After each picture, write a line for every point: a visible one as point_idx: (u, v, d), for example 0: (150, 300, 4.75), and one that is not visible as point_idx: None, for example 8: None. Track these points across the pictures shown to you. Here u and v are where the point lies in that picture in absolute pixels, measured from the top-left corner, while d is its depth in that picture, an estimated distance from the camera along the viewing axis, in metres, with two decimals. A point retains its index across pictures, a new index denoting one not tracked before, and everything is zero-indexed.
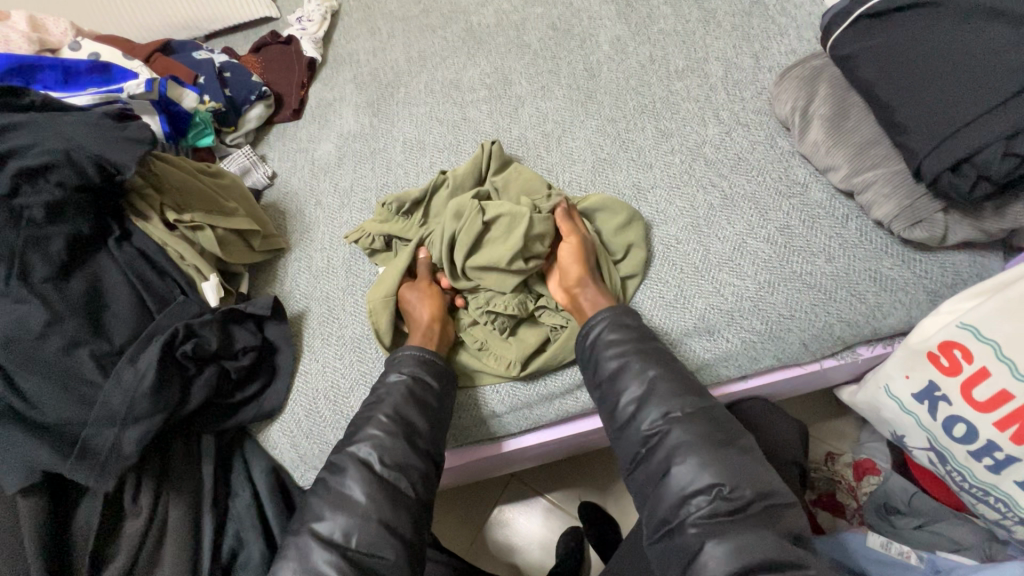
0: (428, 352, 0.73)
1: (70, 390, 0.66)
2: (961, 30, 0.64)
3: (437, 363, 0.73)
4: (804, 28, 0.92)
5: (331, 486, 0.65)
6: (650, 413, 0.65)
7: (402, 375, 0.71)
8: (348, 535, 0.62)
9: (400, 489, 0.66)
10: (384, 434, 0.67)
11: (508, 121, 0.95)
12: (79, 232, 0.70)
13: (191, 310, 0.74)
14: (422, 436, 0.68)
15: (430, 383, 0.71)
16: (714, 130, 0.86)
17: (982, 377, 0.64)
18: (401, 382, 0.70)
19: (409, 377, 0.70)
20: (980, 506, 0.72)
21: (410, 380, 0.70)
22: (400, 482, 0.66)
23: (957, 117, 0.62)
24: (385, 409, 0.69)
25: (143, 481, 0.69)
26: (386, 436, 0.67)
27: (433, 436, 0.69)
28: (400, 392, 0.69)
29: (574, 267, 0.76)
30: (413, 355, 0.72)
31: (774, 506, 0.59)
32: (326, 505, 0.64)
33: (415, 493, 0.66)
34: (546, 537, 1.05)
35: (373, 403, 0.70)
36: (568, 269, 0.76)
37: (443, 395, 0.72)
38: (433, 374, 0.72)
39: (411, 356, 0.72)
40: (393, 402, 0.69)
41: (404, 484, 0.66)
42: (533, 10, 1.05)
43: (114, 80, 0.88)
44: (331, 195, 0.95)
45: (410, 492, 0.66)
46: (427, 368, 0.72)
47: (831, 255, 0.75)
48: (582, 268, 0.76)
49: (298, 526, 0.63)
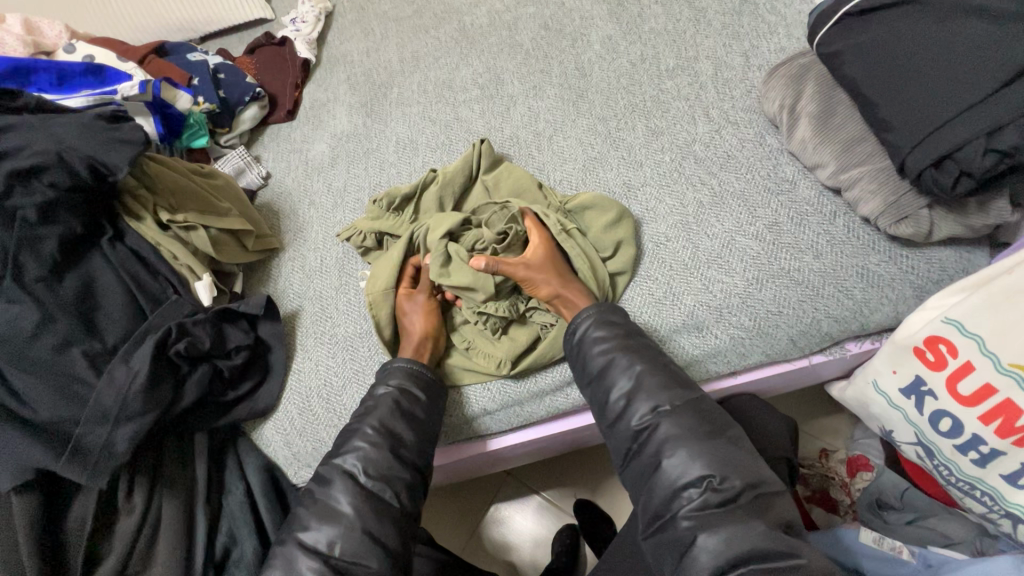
0: (418, 364, 0.73)
1: (63, 389, 0.66)
2: (944, 27, 0.64)
3: (425, 375, 0.73)
4: (794, 26, 0.92)
5: (316, 499, 0.66)
6: (639, 407, 0.66)
7: (390, 388, 0.71)
8: (331, 545, 0.62)
9: (381, 485, 0.66)
10: (367, 447, 0.67)
11: (500, 121, 0.95)
12: (72, 232, 0.71)
13: (185, 309, 0.74)
14: (404, 434, 0.69)
15: (416, 396, 0.72)
16: (704, 129, 0.87)
17: (966, 371, 0.64)
18: (388, 394, 0.71)
19: (397, 390, 0.71)
20: (968, 500, 0.73)
21: (396, 394, 0.70)
22: (382, 480, 0.66)
23: (939, 114, 0.62)
24: (370, 422, 0.69)
25: (136, 479, 0.70)
26: (370, 450, 0.67)
27: (414, 434, 0.70)
28: (387, 405, 0.70)
29: (544, 284, 0.75)
30: (403, 367, 0.73)
31: (763, 494, 0.60)
32: (313, 516, 0.64)
33: (398, 490, 0.67)
34: (542, 535, 1.06)
35: (361, 414, 0.70)
36: (536, 286, 0.75)
37: (429, 407, 0.72)
38: (420, 387, 0.72)
39: (399, 368, 0.73)
40: (381, 414, 0.69)
41: (386, 482, 0.66)
42: (526, 10, 1.05)
43: (107, 82, 0.89)
44: (325, 195, 0.95)
45: (393, 502, 0.66)
46: (415, 380, 0.72)
47: (819, 252, 0.75)
48: (550, 282, 0.75)
49: (287, 535, 0.64)
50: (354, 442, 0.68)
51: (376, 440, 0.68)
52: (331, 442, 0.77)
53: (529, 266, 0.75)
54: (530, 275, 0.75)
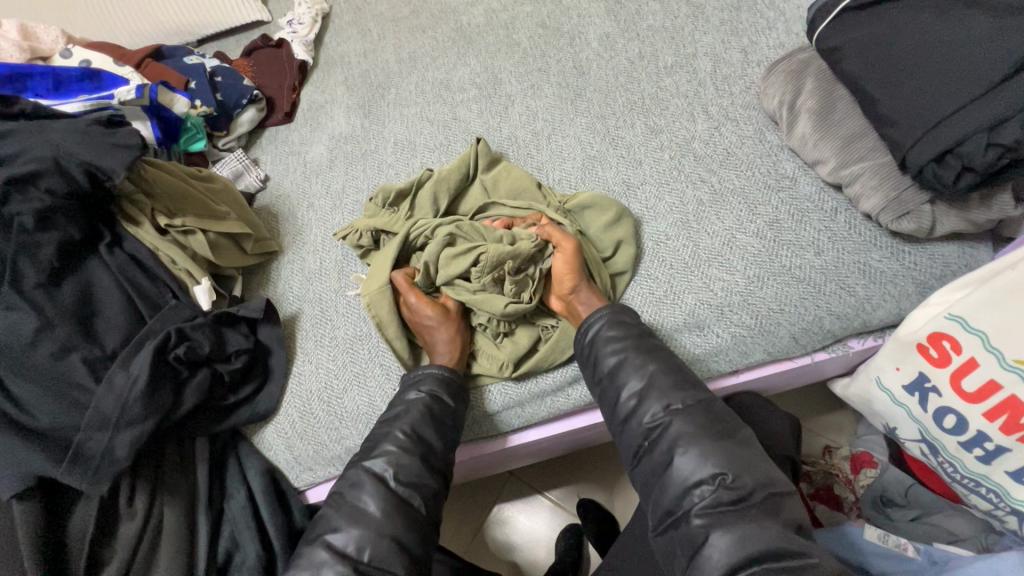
0: (448, 371, 0.73)
1: (62, 395, 0.66)
2: (942, 22, 0.64)
3: (456, 382, 0.73)
4: (792, 21, 0.92)
5: (345, 500, 0.66)
6: (651, 406, 0.66)
7: (421, 394, 0.71)
8: (361, 549, 0.62)
9: (411, 492, 0.66)
10: (400, 450, 0.67)
11: (498, 121, 0.95)
12: (69, 238, 0.71)
13: (184, 314, 0.74)
14: (433, 441, 0.69)
15: (445, 401, 0.71)
16: (703, 126, 0.86)
17: (971, 367, 0.63)
18: (420, 400, 0.70)
19: (429, 396, 0.70)
20: (973, 496, 0.72)
21: (427, 398, 0.70)
22: (412, 484, 0.66)
23: (939, 108, 0.62)
24: (402, 426, 0.69)
25: (138, 484, 0.69)
26: (401, 453, 0.67)
27: (441, 437, 0.69)
28: (418, 410, 0.69)
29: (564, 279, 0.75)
30: (435, 374, 0.72)
31: (775, 495, 0.59)
32: (343, 517, 0.64)
33: (425, 497, 0.67)
34: (548, 536, 1.06)
35: (391, 419, 0.70)
36: (561, 279, 0.75)
37: (457, 412, 0.72)
38: (451, 394, 0.72)
39: (433, 375, 0.72)
40: (411, 419, 0.69)
41: (415, 489, 0.66)
42: (522, 9, 1.05)
43: (105, 87, 0.89)
44: (323, 197, 0.95)
45: (421, 509, 0.66)
46: (447, 387, 0.72)
47: (821, 248, 0.75)
48: (574, 276, 0.75)
49: (316, 535, 0.64)
50: (386, 444, 0.68)
51: (393, 444, 0.68)
52: (332, 446, 0.77)
53: (572, 248, 0.75)
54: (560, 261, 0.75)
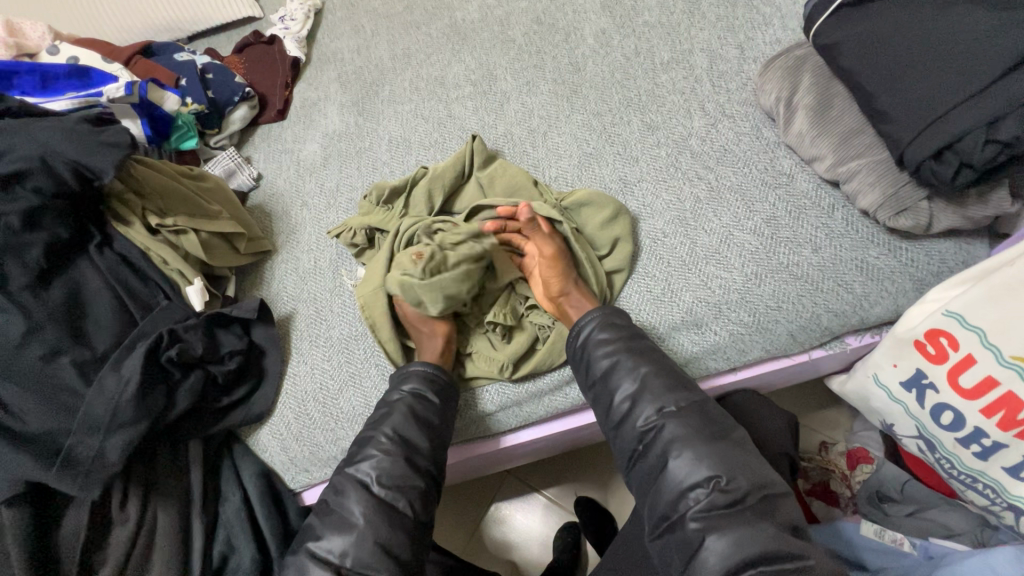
0: (433, 368, 0.72)
1: (52, 399, 0.65)
2: (939, 18, 0.64)
3: (443, 381, 0.72)
4: (788, 17, 0.91)
5: (343, 504, 0.65)
6: (645, 409, 0.65)
7: (404, 393, 0.70)
8: (361, 552, 0.62)
9: (411, 497, 0.66)
10: (401, 455, 0.66)
11: (494, 118, 0.94)
12: (58, 239, 0.70)
13: (176, 315, 0.73)
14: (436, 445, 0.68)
15: (431, 400, 0.70)
16: (700, 123, 0.86)
17: (967, 364, 0.64)
18: (403, 400, 0.70)
19: (411, 395, 0.70)
20: (970, 492, 0.72)
21: (422, 402, 0.69)
22: (411, 490, 0.66)
23: (936, 106, 0.62)
24: (404, 431, 0.68)
25: (131, 488, 0.68)
26: (405, 457, 0.66)
27: (434, 441, 0.69)
28: (418, 415, 0.68)
29: (555, 282, 0.76)
30: (420, 372, 0.71)
31: (770, 496, 0.59)
32: (340, 520, 0.64)
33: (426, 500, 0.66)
34: (545, 535, 1.05)
35: (377, 419, 0.69)
36: (548, 281, 0.76)
37: (443, 410, 0.71)
38: (435, 391, 0.71)
39: (418, 373, 0.71)
40: (394, 421, 0.68)
41: (414, 494, 0.66)
42: (517, 5, 1.04)
43: (92, 85, 0.87)
44: (318, 196, 0.94)
45: (406, 510, 0.65)
46: (432, 386, 0.71)
47: (818, 246, 0.75)
48: (562, 279, 0.76)
49: (312, 539, 0.64)
50: (383, 449, 0.67)
51: (392, 448, 0.67)
52: (328, 447, 0.76)
53: (556, 251, 0.77)
54: (549, 268, 0.76)
